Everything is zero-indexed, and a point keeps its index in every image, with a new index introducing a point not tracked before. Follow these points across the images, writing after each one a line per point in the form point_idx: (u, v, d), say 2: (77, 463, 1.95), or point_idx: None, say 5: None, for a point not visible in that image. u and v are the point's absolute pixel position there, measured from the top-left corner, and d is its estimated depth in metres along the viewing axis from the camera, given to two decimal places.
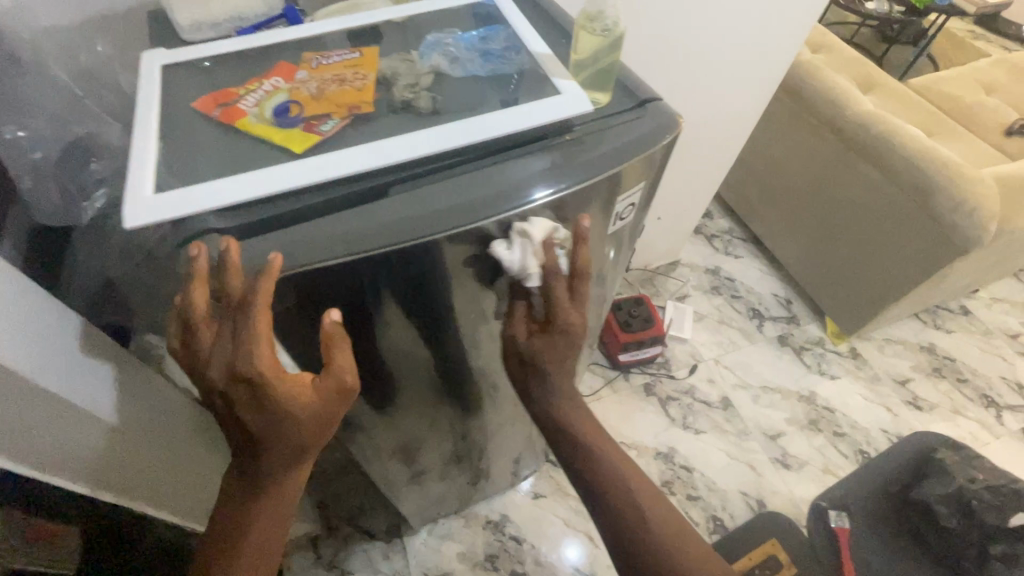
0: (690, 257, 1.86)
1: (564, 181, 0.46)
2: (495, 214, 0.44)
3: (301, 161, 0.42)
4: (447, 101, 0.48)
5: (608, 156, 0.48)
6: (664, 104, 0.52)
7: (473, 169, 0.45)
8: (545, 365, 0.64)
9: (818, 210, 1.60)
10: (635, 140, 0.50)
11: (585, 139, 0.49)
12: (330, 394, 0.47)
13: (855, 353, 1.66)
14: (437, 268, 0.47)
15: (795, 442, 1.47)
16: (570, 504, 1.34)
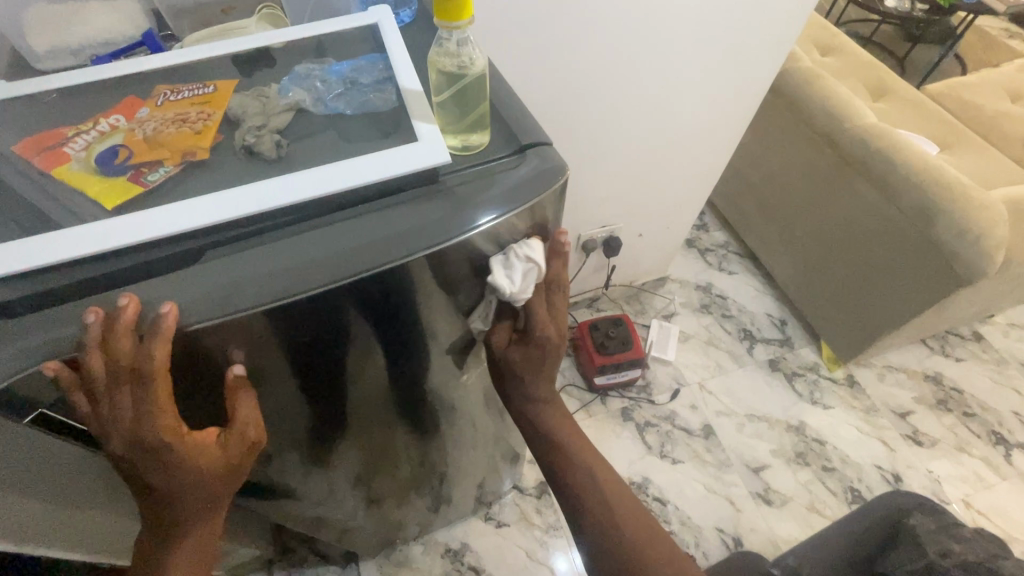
0: (680, 273, 1.77)
1: (423, 237, 0.45)
2: (344, 275, 0.43)
3: (132, 219, 0.42)
4: (301, 150, 0.48)
5: (464, 213, 0.47)
6: (545, 148, 0.51)
7: (325, 226, 0.45)
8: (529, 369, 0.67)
9: (815, 229, 1.50)
10: (508, 190, 0.48)
11: (445, 192, 0.48)
12: (239, 443, 0.48)
13: (852, 381, 1.56)
14: (293, 326, 0.46)
15: (779, 477, 1.39)
16: (534, 535, 1.29)
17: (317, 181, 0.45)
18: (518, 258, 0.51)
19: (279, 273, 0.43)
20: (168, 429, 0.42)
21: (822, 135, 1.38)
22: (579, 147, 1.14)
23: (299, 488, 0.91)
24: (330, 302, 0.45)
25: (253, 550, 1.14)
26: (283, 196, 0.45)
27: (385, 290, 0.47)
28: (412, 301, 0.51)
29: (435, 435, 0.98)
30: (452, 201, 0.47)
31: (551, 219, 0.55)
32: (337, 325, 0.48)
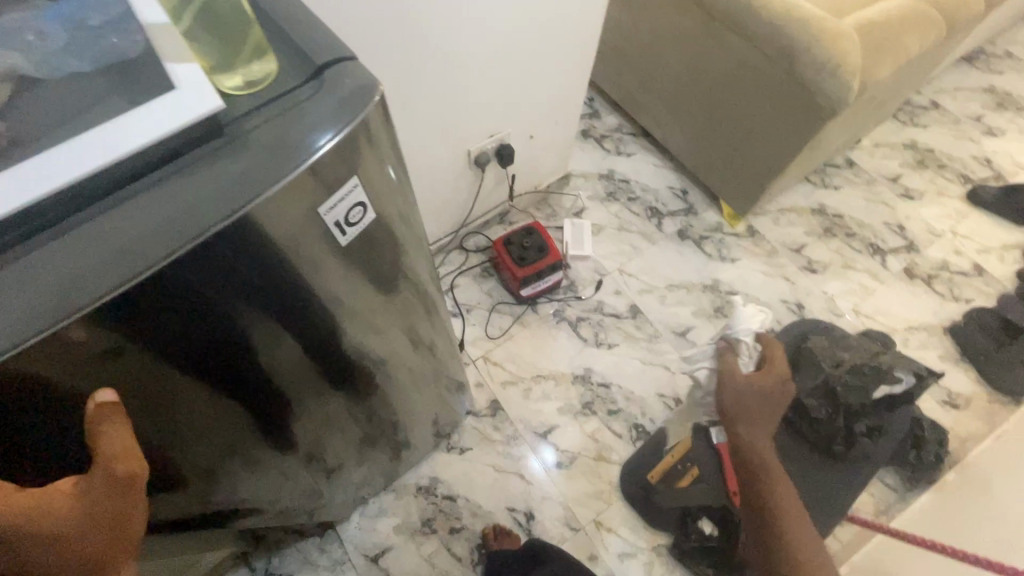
0: (582, 166, 1.75)
1: (247, 189, 0.44)
2: (176, 249, 0.42)
3: None
4: (62, 124, 0.44)
5: (267, 159, 0.45)
6: (344, 64, 0.50)
7: (131, 203, 0.43)
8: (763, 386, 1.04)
9: (696, 93, 1.50)
10: (317, 117, 0.47)
11: (251, 138, 0.46)
12: (101, 484, 0.49)
13: (752, 231, 1.67)
14: (149, 316, 0.45)
15: (703, 334, 1.50)
16: (497, 449, 1.34)
17: (92, 155, 0.41)
18: (340, 196, 0.51)
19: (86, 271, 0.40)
20: None
21: None
22: (432, 72, 1.03)
23: (247, 488, 0.86)
24: (158, 285, 0.43)
25: (220, 550, 1.11)
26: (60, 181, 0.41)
27: (220, 253, 0.45)
28: (262, 257, 0.49)
29: (375, 393, 0.95)
30: (251, 150, 0.45)
31: None
32: (179, 303, 0.46)
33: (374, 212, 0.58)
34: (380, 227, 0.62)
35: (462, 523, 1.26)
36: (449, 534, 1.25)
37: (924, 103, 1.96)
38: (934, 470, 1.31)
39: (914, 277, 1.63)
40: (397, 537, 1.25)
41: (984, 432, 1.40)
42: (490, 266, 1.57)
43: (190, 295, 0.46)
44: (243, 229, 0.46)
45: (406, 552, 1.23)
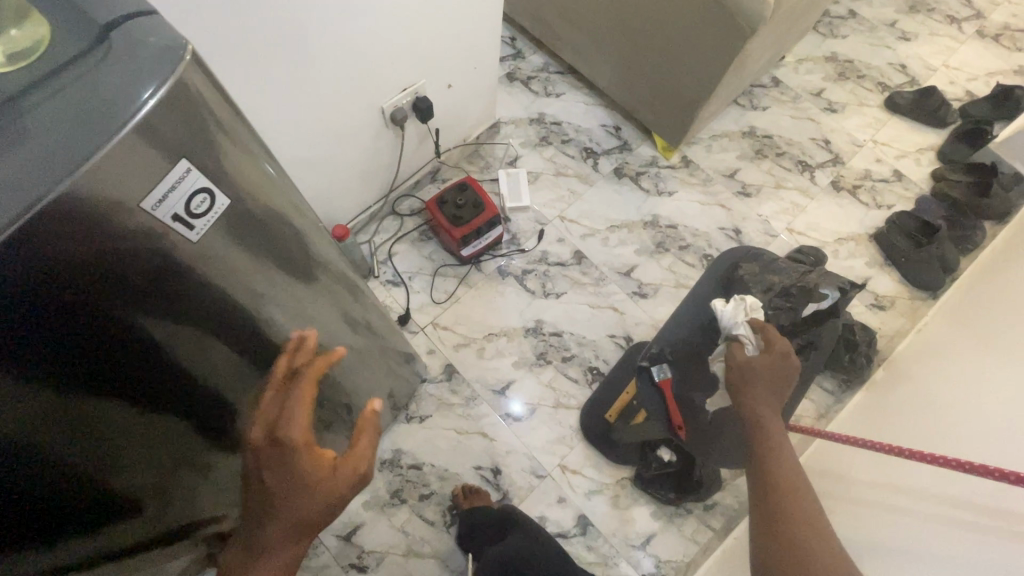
0: (510, 112, 1.68)
1: (35, 180, 0.37)
2: None
3: None
4: None
5: (76, 133, 0.38)
6: (138, 26, 0.43)
7: None
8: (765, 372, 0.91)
9: (616, 22, 1.44)
10: (114, 89, 0.40)
11: (28, 125, 0.38)
12: (348, 471, 0.66)
13: (686, 161, 1.67)
14: None
15: (648, 270, 1.52)
16: (457, 412, 1.34)
17: None
18: (169, 183, 0.44)
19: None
20: (300, 434, 0.61)
21: None
22: (304, 43, 0.91)
23: (198, 504, 0.82)
24: None
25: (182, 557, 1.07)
26: None
27: (48, 249, 0.39)
28: (108, 246, 0.43)
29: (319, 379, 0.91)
30: (51, 127, 0.38)
31: None
32: (23, 312, 0.40)
33: (229, 197, 0.51)
34: (259, 203, 0.55)
35: (432, 489, 1.27)
36: (419, 501, 1.26)
37: (842, 13, 1.97)
38: (865, 370, 1.40)
39: (840, 189, 1.69)
40: (368, 513, 1.24)
41: (907, 328, 1.51)
42: (427, 229, 1.51)
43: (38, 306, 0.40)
44: (70, 222, 0.39)
45: (378, 525, 1.23)
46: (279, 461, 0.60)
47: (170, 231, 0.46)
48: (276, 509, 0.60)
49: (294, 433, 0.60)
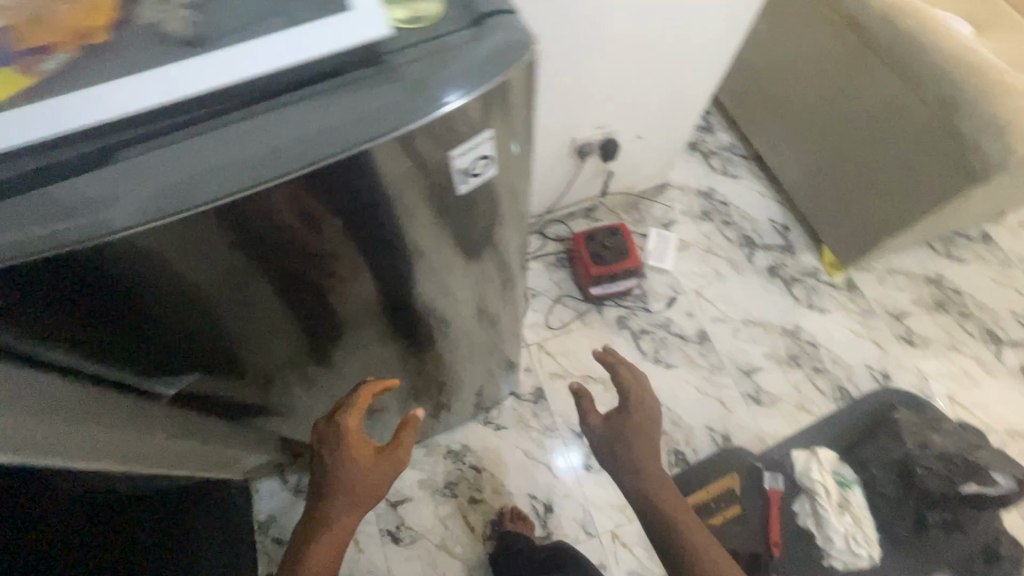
0: (682, 178, 1.69)
1: (388, 119, 0.45)
2: (307, 161, 0.44)
3: (65, 102, 0.40)
4: (223, 23, 0.44)
5: (411, 95, 0.46)
6: (506, 17, 0.49)
7: (278, 106, 0.44)
8: (630, 423, 0.84)
9: (827, 124, 1.40)
10: (470, 64, 0.47)
11: (396, 67, 0.46)
12: (389, 455, 0.76)
13: (851, 285, 1.54)
14: (274, 214, 0.48)
15: (771, 378, 1.42)
16: (532, 436, 1.34)
17: (251, 57, 0.42)
18: (473, 145, 0.52)
19: (187, 178, 0.43)
20: (350, 421, 0.75)
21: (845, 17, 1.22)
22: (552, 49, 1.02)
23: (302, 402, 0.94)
24: (298, 187, 0.46)
25: (264, 453, 1.18)
26: (221, 74, 0.42)
27: (363, 168, 0.48)
28: (392, 179, 0.51)
29: (433, 348, 0.98)
30: (384, 89, 0.45)
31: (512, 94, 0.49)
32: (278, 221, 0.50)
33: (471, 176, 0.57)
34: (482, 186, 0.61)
35: (483, 496, 1.28)
36: (468, 502, 1.27)
37: None
38: None
39: None
40: (419, 491, 1.28)
41: None
42: (566, 257, 1.56)
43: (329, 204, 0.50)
44: (387, 152, 0.47)
45: (424, 507, 1.27)
46: (331, 442, 0.74)
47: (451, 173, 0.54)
48: (340, 489, 0.73)
49: (345, 420, 0.75)
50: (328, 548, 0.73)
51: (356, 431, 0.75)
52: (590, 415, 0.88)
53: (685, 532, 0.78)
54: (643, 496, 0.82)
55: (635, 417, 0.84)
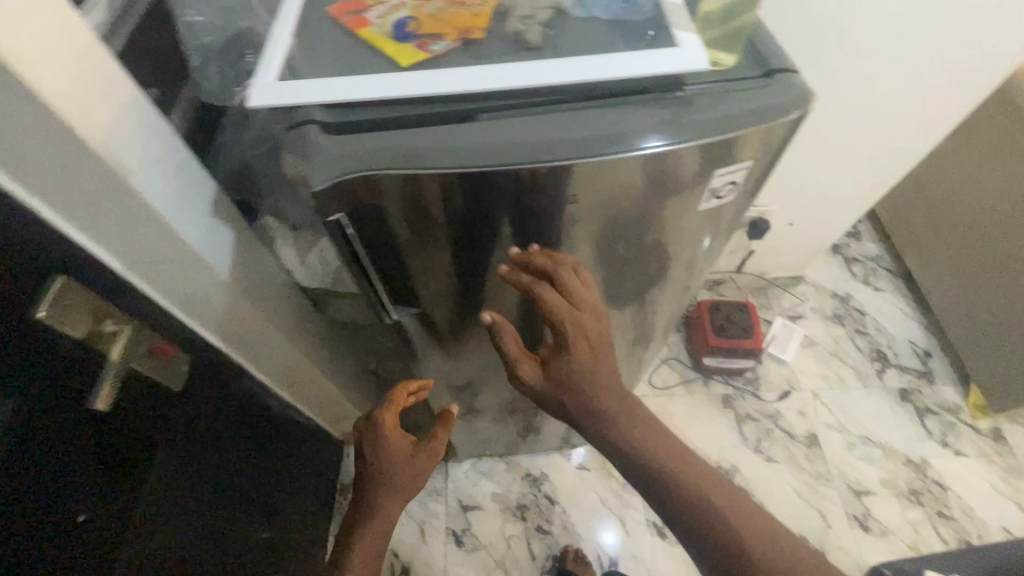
0: (819, 276, 1.64)
1: (675, 135, 0.42)
2: (587, 156, 0.41)
3: (399, 73, 0.43)
4: (554, 37, 0.46)
5: (702, 120, 0.43)
6: (799, 75, 0.46)
7: (568, 107, 0.43)
8: (582, 377, 0.54)
9: (992, 258, 1.31)
10: (762, 106, 0.44)
11: (691, 98, 0.44)
12: (425, 447, 0.74)
13: (998, 435, 1.38)
14: (522, 210, 0.46)
15: (883, 506, 1.29)
16: (611, 486, 1.32)
17: (565, 66, 0.43)
18: (724, 182, 0.49)
19: (445, 146, 0.41)
20: (388, 420, 0.72)
21: None
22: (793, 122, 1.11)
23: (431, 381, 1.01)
24: (559, 180, 0.43)
25: None
26: (534, 74, 0.42)
27: (623, 184, 0.46)
28: (636, 199, 0.48)
29: None
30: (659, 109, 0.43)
31: (764, 156, 0.50)
32: (518, 219, 0.47)
33: (695, 224, 0.57)
34: (687, 243, 0.62)
35: (551, 529, 1.27)
36: (535, 530, 1.27)
37: None
38: None
39: None
40: (491, 504, 1.30)
41: None
42: (682, 321, 1.56)
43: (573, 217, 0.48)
44: (649, 177, 0.46)
45: (492, 520, 1.29)
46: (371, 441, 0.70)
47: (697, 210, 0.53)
48: (384, 485, 0.71)
49: (385, 416, 0.72)
50: (375, 540, 0.71)
51: (393, 428, 0.72)
52: (529, 376, 0.56)
53: (714, 498, 0.54)
54: (634, 462, 0.57)
55: (583, 370, 0.54)
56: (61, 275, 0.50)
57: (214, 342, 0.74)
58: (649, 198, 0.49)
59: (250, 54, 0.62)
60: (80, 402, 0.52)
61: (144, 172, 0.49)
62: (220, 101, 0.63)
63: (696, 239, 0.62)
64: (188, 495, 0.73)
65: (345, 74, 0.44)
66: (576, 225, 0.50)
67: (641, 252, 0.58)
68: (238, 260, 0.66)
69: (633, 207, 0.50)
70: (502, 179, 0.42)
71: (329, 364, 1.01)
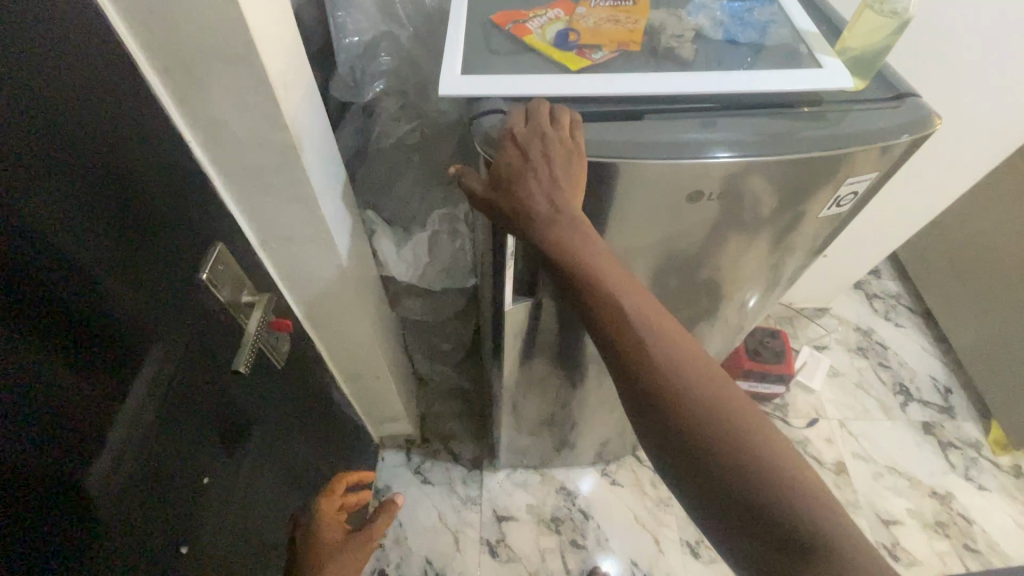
0: (842, 309, 1.70)
1: (816, 142, 0.47)
2: (739, 154, 0.46)
3: (575, 74, 0.49)
4: (705, 55, 0.52)
5: (840, 132, 0.48)
6: (924, 101, 0.51)
7: (721, 113, 0.49)
8: (516, 173, 0.45)
9: (1016, 299, 1.37)
10: (890, 123, 0.49)
11: (828, 110, 0.50)
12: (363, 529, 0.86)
13: (1018, 472, 1.42)
14: (669, 205, 0.51)
15: (911, 536, 1.31)
16: (644, 503, 1.33)
17: (725, 76, 0.49)
18: (839, 195, 0.56)
19: (598, 139, 0.46)
20: (329, 503, 0.86)
21: None
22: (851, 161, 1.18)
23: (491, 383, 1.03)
24: (710, 177, 0.48)
25: (410, 424, 1.29)
26: (697, 82, 0.49)
27: (762, 188, 0.51)
28: (768, 203, 0.53)
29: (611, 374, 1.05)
30: (795, 123, 0.48)
31: (879, 173, 0.55)
32: (654, 217, 0.52)
33: (800, 234, 0.62)
34: (785, 257, 0.66)
35: (585, 543, 1.27)
36: (569, 544, 1.27)
37: None
38: None
39: None
40: (525, 515, 1.30)
41: None
42: None
43: (710, 216, 0.53)
44: (785, 182, 0.51)
45: (526, 533, 1.28)
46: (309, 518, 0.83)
47: (816, 216, 0.59)
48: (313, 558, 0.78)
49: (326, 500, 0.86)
50: None
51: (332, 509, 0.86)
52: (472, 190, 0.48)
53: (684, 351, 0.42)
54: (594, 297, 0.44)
55: (513, 172, 0.45)
56: (221, 243, 0.53)
57: (304, 322, 0.77)
58: (772, 203, 0.53)
59: (382, 56, 0.71)
60: (214, 366, 0.54)
61: (309, 147, 0.53)
62: (352, 98, 0.73)
63: (794, 252, 0.66)
64: (271, 480, 0.73)
65: (527, 73, 0.50)
66: (709, 227, 0.55)
67: (746, 259, 0.63)
68: (351, 244, 0.69)
69: (757, 210, 0.54)
70: (656, 176, 0.47)
71: (392, 360, 1.03)
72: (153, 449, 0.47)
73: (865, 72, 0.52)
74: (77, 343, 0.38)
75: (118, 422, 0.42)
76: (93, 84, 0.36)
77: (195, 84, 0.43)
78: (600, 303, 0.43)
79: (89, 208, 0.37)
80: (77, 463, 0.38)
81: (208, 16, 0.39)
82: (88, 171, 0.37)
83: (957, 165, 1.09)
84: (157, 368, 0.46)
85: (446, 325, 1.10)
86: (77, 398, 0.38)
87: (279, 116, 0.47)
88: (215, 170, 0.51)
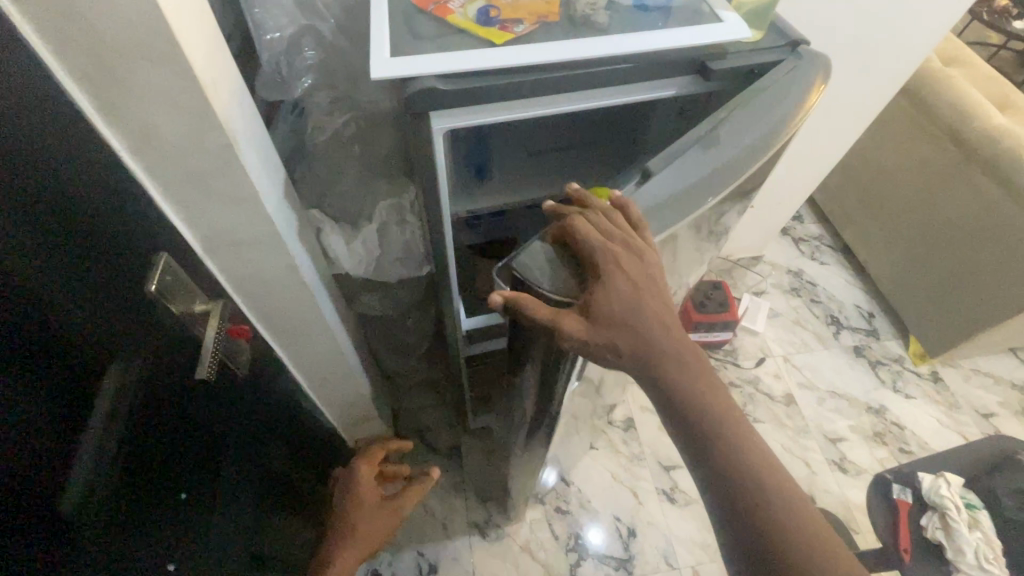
0: (774, 256, 1.83)
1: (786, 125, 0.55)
2: (743, 171, 0.53)
3: (504, 48, 0.51)
4: (619, 19, 0.56)
5: (793, 102, 0.55)
6: (811, 49, 0.59)
7: (707, 140, 0.55)
8: (619, 300, 0.46)
9: (921, 224, 1.52)
10: (801, 71, 0.57)
11: (738, 62, 0.55)
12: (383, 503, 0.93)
13: (936, 378, 1.59)
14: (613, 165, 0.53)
15: (856, 449, 1.45)
16: (620, 461, 1.39)
17: (643, 38, 0.52)
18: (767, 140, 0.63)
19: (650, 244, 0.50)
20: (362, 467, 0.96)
21: (947, 132, 1.38)
22: None
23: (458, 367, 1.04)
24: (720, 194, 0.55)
25: (383, 422, 1.28)
26: (621, 46, 0.52)
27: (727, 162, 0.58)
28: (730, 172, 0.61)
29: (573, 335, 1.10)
30: (703, 160, 0.53)
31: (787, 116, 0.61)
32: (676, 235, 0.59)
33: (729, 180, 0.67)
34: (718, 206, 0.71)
35: (569, 508, 1.31)
36: (555, 512, 1.31)
37: None
38: None
39: None
40: None
41: None
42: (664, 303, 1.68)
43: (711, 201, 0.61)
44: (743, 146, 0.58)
45: (512, 508, 1.31)
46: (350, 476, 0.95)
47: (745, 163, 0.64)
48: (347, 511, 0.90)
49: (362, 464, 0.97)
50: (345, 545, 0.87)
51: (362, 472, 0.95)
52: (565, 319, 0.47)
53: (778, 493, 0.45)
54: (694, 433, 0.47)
55: (620, 300, 0.46)
56: (164, 252, 0.52)
57: (263, 330, 0.76)
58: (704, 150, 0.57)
59: (308, 51, 0.71)
60: (175, 380, 0.53)
61: (247, 147, 0.52)
62: (280, 95, 0.73)
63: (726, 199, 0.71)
64: (248, 491, 0.71)
65: (455, 51, 0.51)
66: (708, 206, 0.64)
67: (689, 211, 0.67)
68: (300, 244, 0.69)
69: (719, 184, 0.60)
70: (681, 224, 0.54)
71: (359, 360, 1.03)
72: (128, 469, 0.46)
73: (759, 24, 0.59)
74: (28, 366, 0.36)
75: (86, 443, 0.41)
76: (5, 91, 0.35)
77: (118, 89, 0.42)
78: (705, 434, 0.46)
79: (23, 222, 0.36)
80: (44, 489, 0.37)
81: (125, 16, 0.38)
82: (24, 190, 0.35)
83: (856, 109, 1.19)
84: (119, 382, 0.45)
85: (406, 317, 1.10)
86: (38, 423, 0.37)
87: (211, 115, 0.46)
88: (149, 178, 0.50)
